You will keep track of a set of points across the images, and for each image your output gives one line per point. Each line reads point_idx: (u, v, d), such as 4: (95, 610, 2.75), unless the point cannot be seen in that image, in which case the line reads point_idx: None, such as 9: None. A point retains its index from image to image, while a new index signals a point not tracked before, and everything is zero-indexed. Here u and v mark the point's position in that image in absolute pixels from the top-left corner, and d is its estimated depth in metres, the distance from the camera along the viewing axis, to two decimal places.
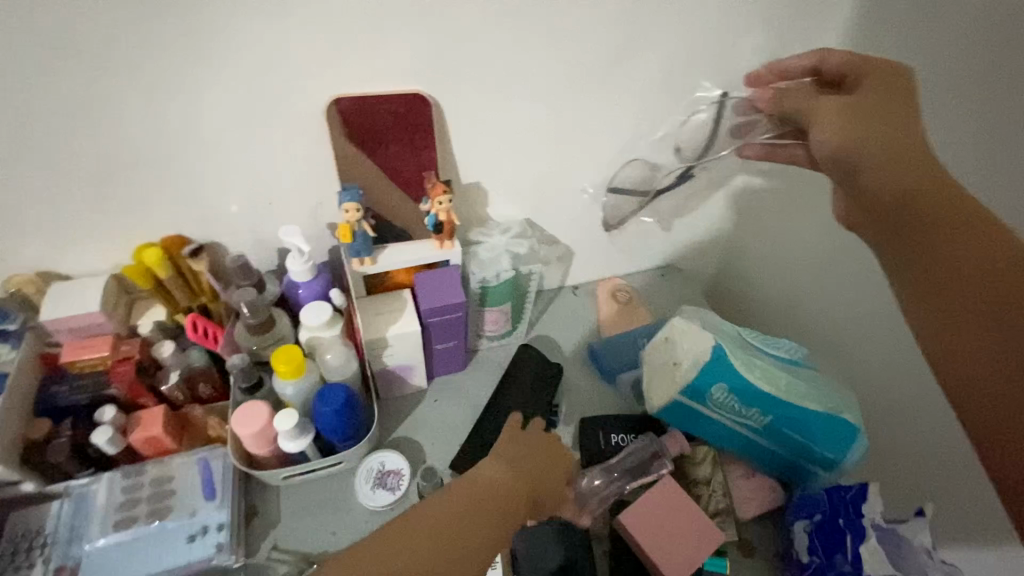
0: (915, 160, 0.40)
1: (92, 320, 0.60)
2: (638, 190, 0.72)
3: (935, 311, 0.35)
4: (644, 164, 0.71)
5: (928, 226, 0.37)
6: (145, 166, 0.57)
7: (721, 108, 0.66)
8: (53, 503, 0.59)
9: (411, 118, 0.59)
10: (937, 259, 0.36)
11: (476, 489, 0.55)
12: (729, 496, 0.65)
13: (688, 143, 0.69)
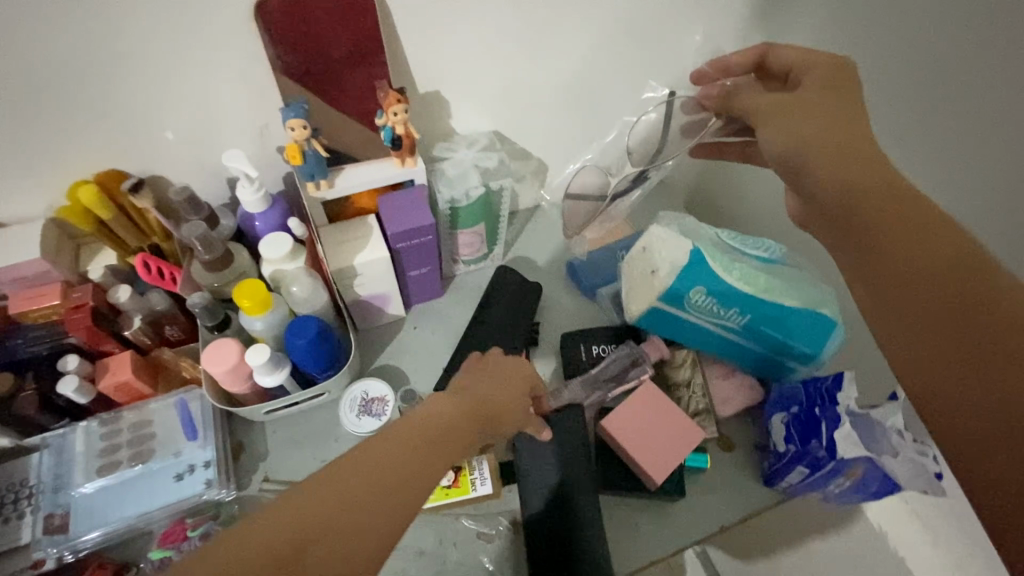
0: (859, 165, 0.41)
1: (35, 268, 0.56)
2: (593, 194, 0.70)
3: (885, 309, 0.35)
4: (597, 169, 0.70)
5: (882, 217, 0.37)
6: (54, 95, 0.50)
7: (669, 107, 0.65)
8: (33, 455, 0.59)
9: (353, 17, 0.52)
10: (891, 257, 0.36)
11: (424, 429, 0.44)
12: (709, 396, 0.66)
13: (639, 147, 0.67)
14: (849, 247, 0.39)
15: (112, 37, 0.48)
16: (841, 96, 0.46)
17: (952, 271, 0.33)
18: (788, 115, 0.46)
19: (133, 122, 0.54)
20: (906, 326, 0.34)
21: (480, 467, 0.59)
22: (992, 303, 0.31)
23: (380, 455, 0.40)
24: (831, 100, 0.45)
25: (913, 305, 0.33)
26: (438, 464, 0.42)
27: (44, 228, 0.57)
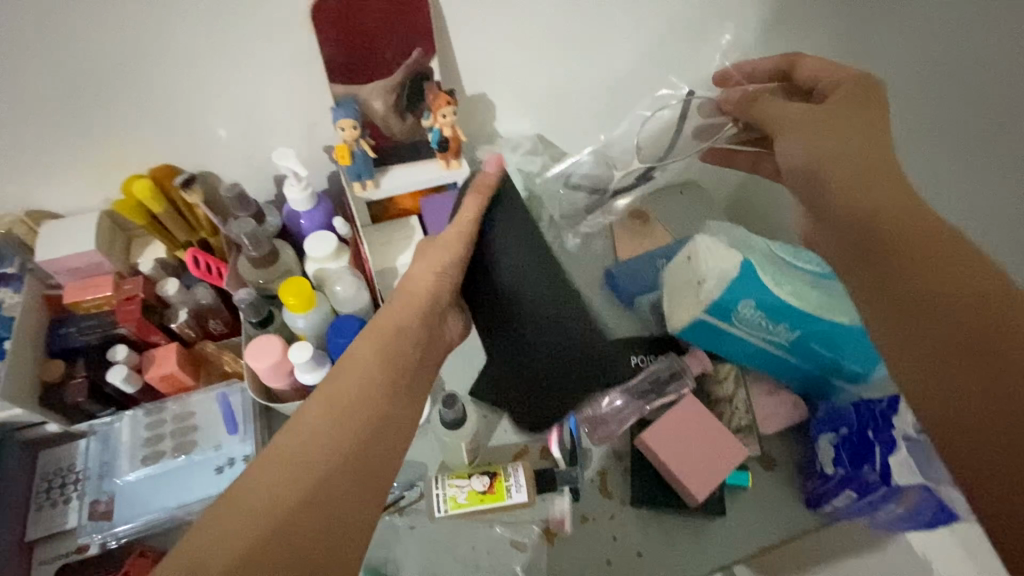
0: (877, 191, 0.42)
1: (89, 260, 0.57)
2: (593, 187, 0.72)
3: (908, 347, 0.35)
4: (601, 161, 0.71)
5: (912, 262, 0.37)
6: (113, 89, 0.51)
7: (686, 106, 0.66)
8: (81, 441, 0.60)
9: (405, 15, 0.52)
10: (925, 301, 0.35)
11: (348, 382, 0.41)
12: (751, 412, 0.64)
13: (648, 145, 0.70)
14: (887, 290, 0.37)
15: (170, 32, 0.48)
16: (862, 108, 0.48)
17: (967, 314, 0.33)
18: (811, 126, 0.48)
19: (188, 117, 0.55)
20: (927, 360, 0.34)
21: (515, 475, 0.58)
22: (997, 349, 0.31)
23: (307, 439, 0.38)
24: (862, 113, 0.47)
25: (930, 330, 0.34)
26: (366, 420, 0.40)
27: (99, 220, 0.58)
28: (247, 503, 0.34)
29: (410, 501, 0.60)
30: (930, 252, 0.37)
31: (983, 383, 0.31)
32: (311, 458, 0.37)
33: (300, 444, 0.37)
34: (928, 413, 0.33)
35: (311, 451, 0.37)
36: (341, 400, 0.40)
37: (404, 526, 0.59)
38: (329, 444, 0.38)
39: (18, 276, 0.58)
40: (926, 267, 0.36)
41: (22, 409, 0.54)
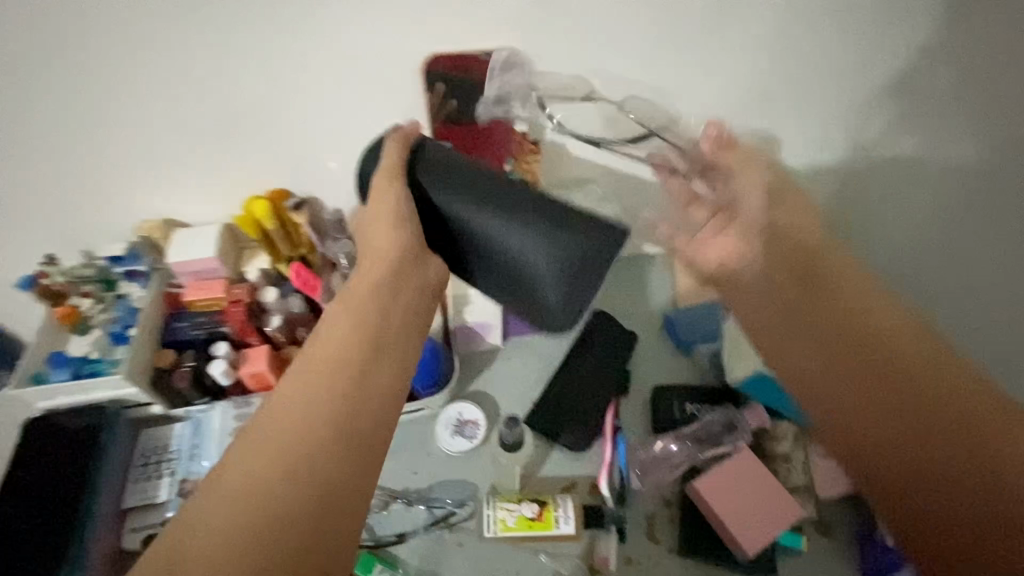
0: (807, 290, 0.53)
1: (209, 265, 0.66)
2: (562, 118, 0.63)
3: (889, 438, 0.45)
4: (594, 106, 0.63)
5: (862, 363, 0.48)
6: (254, 120, 0.60)
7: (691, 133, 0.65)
8: (177, 424, 0.67)
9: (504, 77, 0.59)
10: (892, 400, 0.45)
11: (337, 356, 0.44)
12: (809, 474, 0.63)
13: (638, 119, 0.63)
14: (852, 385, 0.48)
15: (310, 76, 0.57)
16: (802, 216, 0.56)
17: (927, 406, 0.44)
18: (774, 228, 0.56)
19: (308, 147, 0.64)
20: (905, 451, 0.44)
21: (565, 507, 0.61)
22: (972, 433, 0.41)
23: (275, 421, 0.40)
24: (802, 214, 0.56)
25: (865, 400, 0.47)
26: (335, 398, 0.41)
27: (221, 230, 0.67)
28: (228, 482, 0.37)
29: (460, 518, 0.63)
30: (860, 351, 0.48)
31: (912, 441, 0.44)
32: (282, 438, 0.39)
33: (271, 428, 0.39)
34: (893, 485, 0.44)
35: (284, 434, 0.39)
36: (306, 381, 0.42)
37: (452, 543, 0.61)
38: (297, 423, 0.40)
39: (146, 273, 0.67)
40: (886, 371, 0.46)
41: (134, 388, 0.62)
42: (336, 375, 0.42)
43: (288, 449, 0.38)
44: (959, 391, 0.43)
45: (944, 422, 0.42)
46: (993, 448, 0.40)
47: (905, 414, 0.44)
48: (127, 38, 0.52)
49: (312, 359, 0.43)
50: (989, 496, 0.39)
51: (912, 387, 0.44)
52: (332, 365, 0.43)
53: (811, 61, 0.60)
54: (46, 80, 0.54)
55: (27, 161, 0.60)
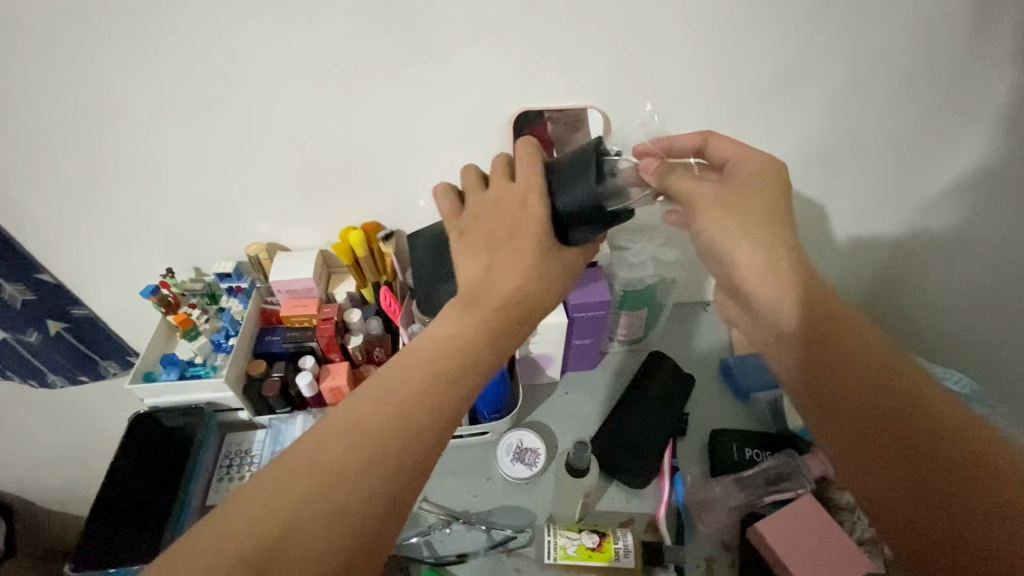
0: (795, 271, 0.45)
1: (306, 285, 0.73)
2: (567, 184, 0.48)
3: (843, 419, 0.41)
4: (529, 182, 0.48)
5: (835, 341, 0.43)
6: (361, 157, 0.68)
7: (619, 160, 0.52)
8: (258, 431, 0.73)
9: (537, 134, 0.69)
10: (850, 372, 0.41)
11: (436, 355, 0.41)
12: (876, 526, 0.62)
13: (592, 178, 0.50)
14: (819, 357, 0.43)
15: (417, 120, 0.65)
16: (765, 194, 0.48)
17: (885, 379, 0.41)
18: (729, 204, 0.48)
19: (402, 184, 0.72)
20: (860, 426, 0.40)
21: (624, 540, 0.61)
22: (934, 427, 0.38)
23: (345, 440, 0.35)
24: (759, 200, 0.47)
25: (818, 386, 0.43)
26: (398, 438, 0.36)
27: (316, 256, 0.75)
28: (275, 483, 0.33)
29: (519, 544, 0.64)
30: (834, 324, 0.43)
31: (874, 414, 0.40)
32: (347, 464, 0.34)
33: (339, 446, 0.35)
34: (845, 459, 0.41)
35: (343, 450, 0.35)
36: (375, 407, 0.37)
37: (511, 567, 0.62)
38: (363, 453, 0.35)
39: (247, 290, 0.75)
40: (846, 343, 0.42)
41: (230, 392, 0.69)
42: (406, 414, 0.37)
43: (346, 467, 0.34)
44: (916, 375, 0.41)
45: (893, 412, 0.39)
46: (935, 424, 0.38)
47: (844, 408, 0.41)
48: (271, 85, 0.60)
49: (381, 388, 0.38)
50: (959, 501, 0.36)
51: (855, 350, 0.42)
52: (400, 397, 0.38)
53: (849, 134, 0.71)
54: (193, 114, 0.61)
55: (160, 187, 0.67)
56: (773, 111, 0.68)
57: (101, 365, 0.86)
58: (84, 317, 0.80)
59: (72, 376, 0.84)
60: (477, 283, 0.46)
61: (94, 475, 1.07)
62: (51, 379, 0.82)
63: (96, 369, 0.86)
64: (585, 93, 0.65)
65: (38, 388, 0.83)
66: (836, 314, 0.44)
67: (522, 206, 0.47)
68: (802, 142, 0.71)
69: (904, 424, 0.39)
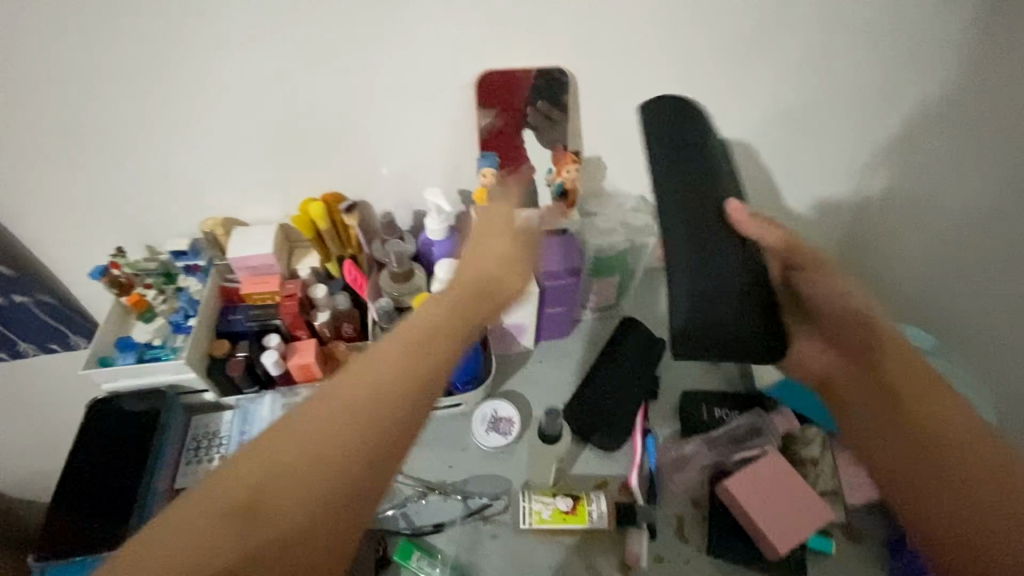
0: (880, 321, 0.48)
1: (266, 261, 0.70)
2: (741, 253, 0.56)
3: (895, 455, 0.43)
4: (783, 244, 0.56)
5: (908, 383, 0.44)
6: (318, 126, 0.65)
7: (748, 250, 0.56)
8: (226, 412, 0.72)
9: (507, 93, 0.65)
10: (917, 420, 0.43)
11: (414, 332, 0.42)
12: (837, 478, 0.65)
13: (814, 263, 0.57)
14: (882, 390, 0.45)
15: (376, 85, 0.62)
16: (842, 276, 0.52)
17: (950, 427, 0.42)
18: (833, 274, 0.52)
19: (364, 152, 0.68)
20: (921, 472, 0.42)
21: (598, 503, 0.63)
22: (1003, 485, 0.39)
23: (379, 369, 0.39)
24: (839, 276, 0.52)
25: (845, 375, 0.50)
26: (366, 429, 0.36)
27: (276, 230, 0.72)
28: (303, 422, 0.36)
29: (495, 511, 0.65)
30: (908, 373, 0.45)
31: (928, 460, 0.41)
32: (365, 412, 0.36)
33: (360, 387, 0.37)
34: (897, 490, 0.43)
35: (357, 393, 0.37)
36: (385, 357, 0.39)
37: (488, 534, 0.63)
38: (364, 417, 0.36)
39: (205, 268, 0.71)
40: (914, 388, 0.44)
41: (193, 374, 0.66)
42: (382, 403, 0.37)
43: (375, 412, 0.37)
44: (979, 432, 0.41)
45: (939, 431, 0.42)
46: (990, 487, 0.39)
47: (904, 444, 0.43)
48: (217, 46, 0.56)
49: (394, 340, 0.41)
50: (976, 483, 0.39)
51: (925, 401, 0.43)
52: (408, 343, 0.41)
53: (818, 92, 0.70)
54: (130, 75, 0.57)
55: (107, 161, 0.64)
56: (742, 71, 0.67)
57: (71, 340, 0.82)
58: (47, 297, 0.75)
59: (42, 345, 0.81)
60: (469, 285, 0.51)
61: (61, 463, 1.04)
62: (23, 347, 0.79)
63: (66, 341, 0.82)
64: (551, 50, 0.62)
65: (8, 357, 0.80)
66: (914, 366, 0.45)
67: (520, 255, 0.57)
68: (771, 102, 0.70)
69: (963, 477, 0.40)
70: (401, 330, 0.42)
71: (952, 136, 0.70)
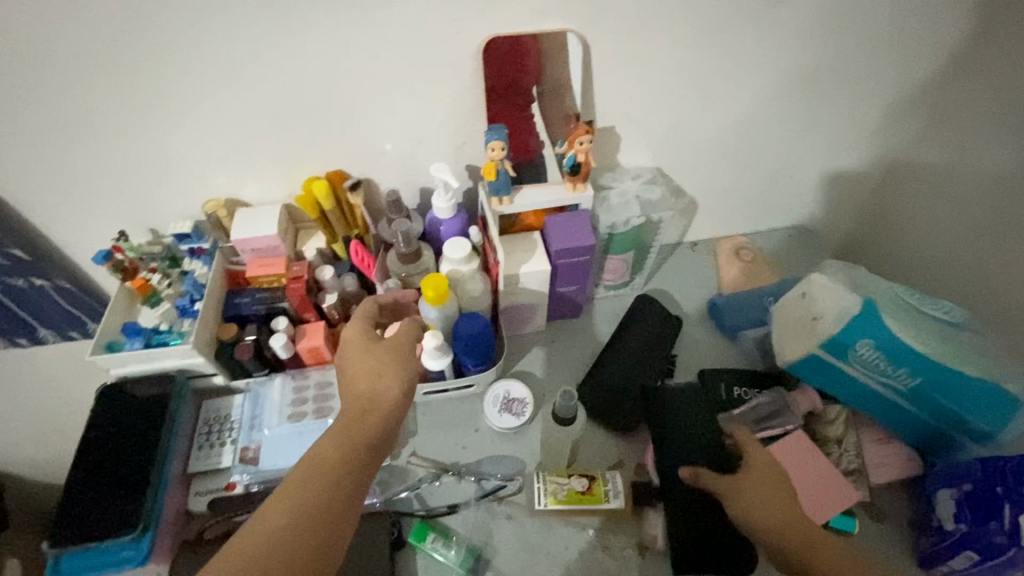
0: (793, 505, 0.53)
1: (271, 243, 0.68)
2: (799, 333, 0.64)
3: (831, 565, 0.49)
4: (808, 314, 0.63)
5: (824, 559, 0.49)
6: (319, 101, 0.62)
7: (811, 325, 0.62)
8: (236, 396, 0.71)
9: (515, 61, 0.62)
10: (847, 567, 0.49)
11: (319, 463, 0.46)
12: (861, 458, 0.64)
13: (827, 312, 0.60)
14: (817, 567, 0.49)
15: (378, 56, 0.59)
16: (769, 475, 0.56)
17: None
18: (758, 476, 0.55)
19: (367, 127, 0.66)
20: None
21: (614, 482, 0.62)
22: None
23: (296, 497, 0.43)
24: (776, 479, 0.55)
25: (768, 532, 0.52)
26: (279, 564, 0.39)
27: (280, 210, 0.70)
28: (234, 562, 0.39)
29: (509, 492, 0.64)
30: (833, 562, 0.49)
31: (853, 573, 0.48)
32: (283, 544, 0.40)
33: (272, 526, 0.41)
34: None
35: (283, 526, 0.41)
36: (299, 489, 0.43)
37: (502, 515, 0.63)
38: (281, 546, 0.40)
39: (210, 251, 0.70)
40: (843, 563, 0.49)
41: (202, 358, 0.65)
42: (294, 538, 0.41)
43: (286, 535, 0.41)
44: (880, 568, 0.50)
45: None
46: None
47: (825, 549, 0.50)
48: (208, 16, 0.53)
49: (304, 474, 0.45)
50: None
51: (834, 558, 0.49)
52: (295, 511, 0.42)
53: (845, 54, 0.66)
54: (115, 50, 0.54)
55: (100, 143, 0.61)
56: (767, 33, 0.63)
57: (90, 326, 0.81)
58: (65, 282, 0.74)
59: (61, 331, 0.81)
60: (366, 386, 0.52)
61: (65, 454, 1.03)
62: (42, 334, 0.80)
63: (84, 329, 0.81)
64: (562, 13, 0.58)
65: (31, 344, 0.81)
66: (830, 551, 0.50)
67: (407, 356, 0.55)
68: (794, 66, 0.67)
69: None
70: (308, 458, 0.46)
71: (990, 97, 0.65)
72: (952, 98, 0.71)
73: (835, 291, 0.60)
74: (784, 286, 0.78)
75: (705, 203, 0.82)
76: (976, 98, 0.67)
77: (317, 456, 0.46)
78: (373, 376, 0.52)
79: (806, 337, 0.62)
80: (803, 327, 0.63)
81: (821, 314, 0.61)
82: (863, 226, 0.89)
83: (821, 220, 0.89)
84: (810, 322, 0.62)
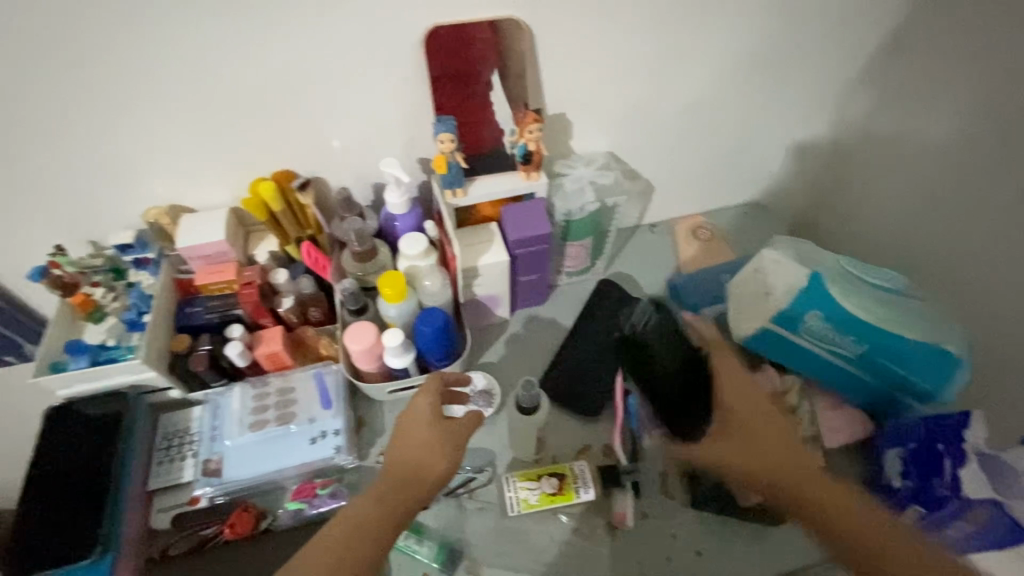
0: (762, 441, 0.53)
1: (219, 249, 0.66)
2: (752, 307, 0.66)
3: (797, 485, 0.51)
4: (760, 289, 0.65)
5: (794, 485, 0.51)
6: (258, 100, 0.60)
7: (763, 300, 0.64)
8: (195, 408, 0.69)
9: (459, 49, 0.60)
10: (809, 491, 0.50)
11: (359, 525, 0.47)
12: (817, 426, 0.67)
13: (777, 286, 0.63)
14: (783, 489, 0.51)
15: (316, 50, 0.57)
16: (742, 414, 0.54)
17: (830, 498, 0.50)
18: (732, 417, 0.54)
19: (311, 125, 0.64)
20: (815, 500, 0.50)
21: (581, 472, 0.63)
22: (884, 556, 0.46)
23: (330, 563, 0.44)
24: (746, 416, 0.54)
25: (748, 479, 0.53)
26: None
27: (227, 215, 0.68)
28: None
29: (479, 484, 0.65)
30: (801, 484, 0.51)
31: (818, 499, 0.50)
32: None
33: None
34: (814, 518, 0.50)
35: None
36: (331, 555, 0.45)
37: (473, 508, 0.63)
38: None
39: (156, 261, 0.67)
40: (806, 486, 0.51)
41: (153, 373, 0.63)
42: None
43: None
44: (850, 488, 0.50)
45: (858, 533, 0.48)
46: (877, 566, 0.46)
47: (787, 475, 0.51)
48: (131, 18, 0.50)
49: (337, 538, 0.46)
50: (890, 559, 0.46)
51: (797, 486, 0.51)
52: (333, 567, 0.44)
53: (785, 32, 0.67)
54: (30, 56, 0.51)
55: (22, 154, 0.58)
56: (708, 14, 0.63)
57: (26, 349, 0.78)
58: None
59: None
60: (416, 458, 0.51)
61: (16, 481, 0.99)
62: None
63: (21, 351, 0.78)
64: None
65: None
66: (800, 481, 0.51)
67: (464, 441, 0.53)
68: (738, 46, 0.68)
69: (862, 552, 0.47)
70: (345, 516, 0.47)
71: (924, 70, 0.68)
72: (889, 71, 0.73)
73: (785, 264, 0.62)
74: (741, 262, 0.80)
75: (661, 186, 0.83)
76: (912, 71, 0.69)
77: (359, 517, 0.47)
78: (424, 450, 0.51)
79: (760, 310, 0.64)
80: (755, 302, 0.65)
81: (772, 288, 0.63)
82: (814, 200, 0.91)
83: (773, 195, 0.91)
84: (761, 295, 0.65)
